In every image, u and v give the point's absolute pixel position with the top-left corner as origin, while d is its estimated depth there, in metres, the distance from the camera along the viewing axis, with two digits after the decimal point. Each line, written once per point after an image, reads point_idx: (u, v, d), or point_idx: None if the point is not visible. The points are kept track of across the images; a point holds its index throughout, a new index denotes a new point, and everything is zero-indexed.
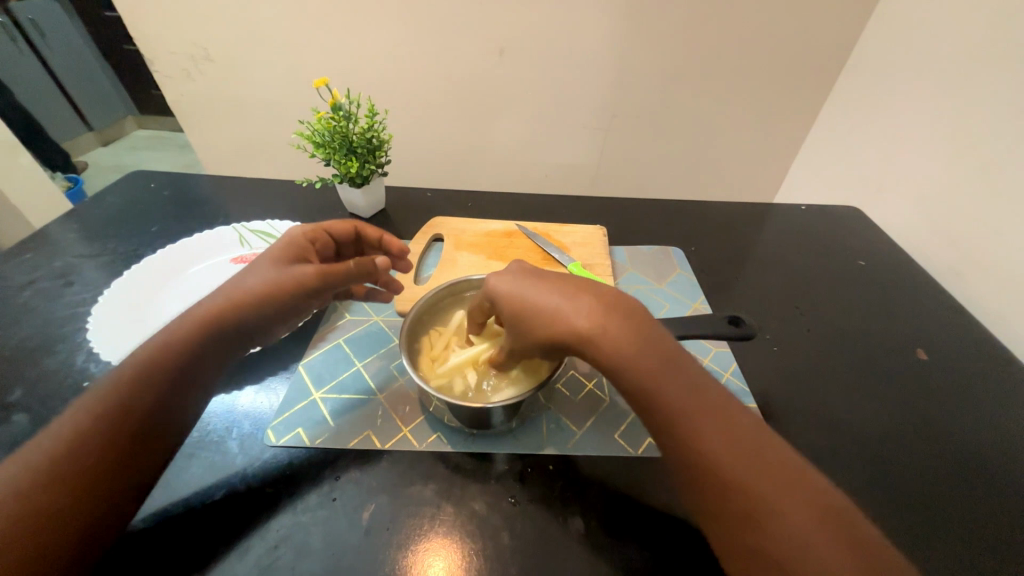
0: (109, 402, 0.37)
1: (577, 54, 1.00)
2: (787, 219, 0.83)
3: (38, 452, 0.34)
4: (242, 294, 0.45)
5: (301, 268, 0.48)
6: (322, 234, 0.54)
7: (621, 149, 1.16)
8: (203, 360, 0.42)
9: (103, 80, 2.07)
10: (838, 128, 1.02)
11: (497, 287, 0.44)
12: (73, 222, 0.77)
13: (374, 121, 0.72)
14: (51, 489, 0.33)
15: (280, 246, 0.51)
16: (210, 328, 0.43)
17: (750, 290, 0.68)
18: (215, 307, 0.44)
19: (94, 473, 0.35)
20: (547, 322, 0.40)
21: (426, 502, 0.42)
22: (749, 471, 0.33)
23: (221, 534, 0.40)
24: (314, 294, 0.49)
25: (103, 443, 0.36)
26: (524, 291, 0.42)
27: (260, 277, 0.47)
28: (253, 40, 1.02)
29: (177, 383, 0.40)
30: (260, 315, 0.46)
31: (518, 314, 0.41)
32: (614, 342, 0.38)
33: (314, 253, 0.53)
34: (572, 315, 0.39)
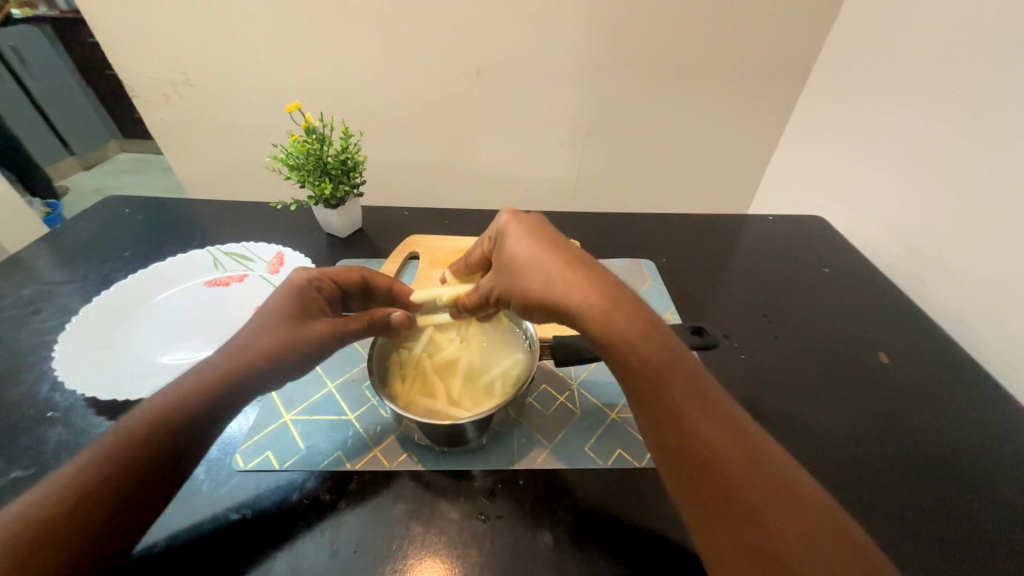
0: (117, 448, 0.37)
1: (552, 74, 1.03)
2: (757, 229, 0.86)
3: (25, 509, 0.33)
4: (260, 353, 0.44)
5: (319, 326, 0.47)
6: (327, 281, 0.52)
7: (597, 165, 1.19)
8: (216, 414, 0.41)
9: (85, 105, 2.12)
10: (803, 141, 1.06)
11: (511, 253, 0.42)
12: (44, 248, 0.76)
13: (349, 142, 0.73)
14: (68, 508, 0.34)
15: (283, 297, 0.48)
16: (221, 389, 0.42)
17: (721, 300, 0.70)
18: (227, 368, 0.43)
19: (84, 531, 0.33)
20: (527, 270, 0.41)
21: (396, 522, 0.42)
22: (720, 448, 0.34)
23: (187, 566, 0.39)
24: (327, 349, 0.48)
25: (97, 496, 0.35)
26: (517, 240, 0.43)
27: (274, 336, 0.45)
28: (234, 65, 1.03)
29: (181, 443, 0.39)
30: (276, 372, 0.45)
31: (511, 270, 0.42)
32: (589, 298, 0.38)
33: (320, 301, 0.50)
34: (553, 268, 0.40)
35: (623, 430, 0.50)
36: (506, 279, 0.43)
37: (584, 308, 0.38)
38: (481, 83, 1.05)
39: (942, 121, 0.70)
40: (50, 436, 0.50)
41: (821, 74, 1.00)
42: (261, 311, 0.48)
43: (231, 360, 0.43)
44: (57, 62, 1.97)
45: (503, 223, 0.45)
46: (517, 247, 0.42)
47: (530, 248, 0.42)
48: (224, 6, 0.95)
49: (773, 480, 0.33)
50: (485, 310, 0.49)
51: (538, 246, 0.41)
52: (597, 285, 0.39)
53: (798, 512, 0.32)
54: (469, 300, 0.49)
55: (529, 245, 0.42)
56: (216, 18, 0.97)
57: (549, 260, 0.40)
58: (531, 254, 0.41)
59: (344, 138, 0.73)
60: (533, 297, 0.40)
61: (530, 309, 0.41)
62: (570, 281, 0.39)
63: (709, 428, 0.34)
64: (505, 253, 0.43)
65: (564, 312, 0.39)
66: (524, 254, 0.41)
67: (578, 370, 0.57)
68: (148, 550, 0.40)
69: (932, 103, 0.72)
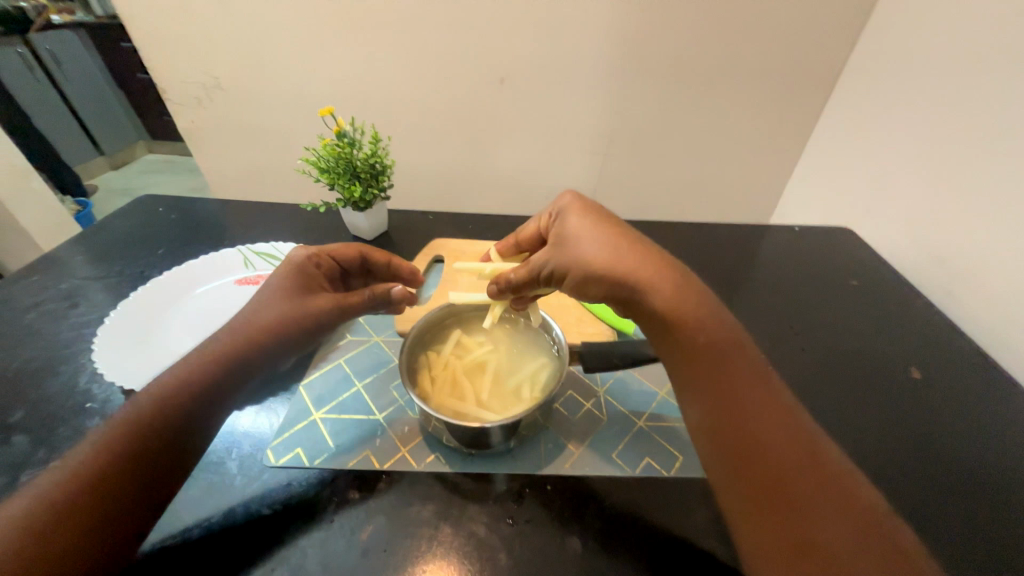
0: (129, 427, 0.38)
1: (573, 82, 1.04)
2: (779, 239, 0.85)
3: (12, 520, 0.32)
4: (265, 328, 0.47)
5: (322, 299, 0.51)
6: (326, 258, 0.55)
7: (617, 172, 1.19)
8: (220, 391, 0.43)
9: (115, 107, 2.22)
10: (827, 150, 1.05)
11: (573, 232, 0.46)
12: (83, 245, 0.78)
13: (377, 146, 0.75)
14: (85, 487, 0.35)
15: (287, 274, 0.52)
16: (230, 364, 0.44)
17: (747, 310, 0.69)
18: (237, 341, 0.45)
19: (104, 507, 0.35)
20: (589, 245, 0.44)
21: (424, 522, 0.42)
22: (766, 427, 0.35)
23: (216, 556, 0.40)
24: (331, 324, 0.52)
25: (112, 475, 0.36)
26: (581, 221, 0.47)
27: (277, 310, 0.48)
28: (263, 71, 1.06)
29: (190, 419, 0.41)
30: (280, 344, 0.47)
31: (571, 244, 0.45)
32: (647, 273, 0.42)
33: (320, 277, 0.54)
34: (614, 247, 0.44)
35: (651, 440, 0.49)
36: (565, 252, 0.45)
37: (642, 281, 0.42)
38: (503, 90, 1.06)
39: (967, 135, 0.69)
40: (89, 427, 0.51)
41: (846, 84, 0.99)
42: (266, 288, 0.51)
43: (238, 333, 0.46)
44: (89, 66, 2.06)
45: (566, 206, 0.49)
46: (579, 227, 0.46)
47: (592, 229, 0.46)
48: (255, 14, 0.98)
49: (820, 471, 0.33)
50: (530, 287, 0.48)
51: (600, 227, 0.46)
52: (654, 264, 0.43)
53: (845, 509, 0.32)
54: (516, 277, 0.48)
55: (592, 226, 0.46)
56: (248, 26, 1.00)
57: (611, 239, 0.45)
58: (594, 232, 0.45)
59: (374, 143, 0.74)
60: (594, 268, 0.43)
61: (588, 279, 0.44)
62: (630, 258, 0.43)
63: (753, 403, 0.37)
64: (566, 232, 0.47)
65: (621, 283, 0.43)
66: (588, 232, 0.45)
67: (604, 377, 0.56)
68: (175, 539, 0.41)
69: (959, 116, 0.71)
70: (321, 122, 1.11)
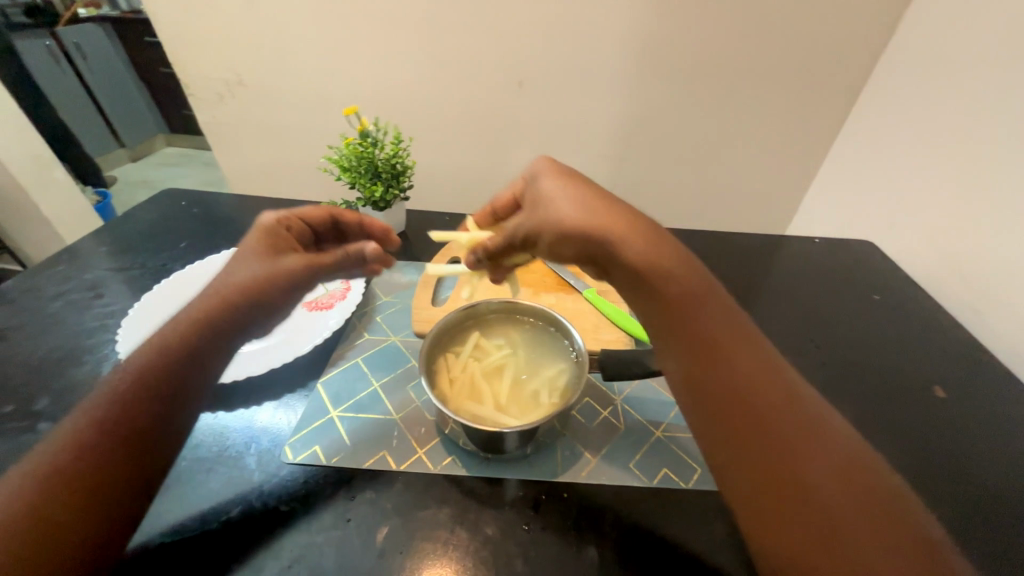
0: (101, 420, 0.38)
1: (592, 87, 1.04)
2: (799, 251, 0.84)
3: None
4: (233, 292, 0.45)
5: (291, 259, 0.49)
6: (296, 220, 0.53)
7: (633, 178, 1.18)
8: (190, 372, 0.42)
9: (137, 100, 2.26)
10: (849, 162, 1.03)
11: (547, 193, 0.44)
12: (107, 236, 0.80)
13: (399, 147, 0.75)
14: (61, 485, 0.35)
15: (257, 237, 0.50)
16: (199, 332, 0.43)
17: (766, 323, 0.68)
18: (206, 305, 0.44)
19: (84, 502, 0.35)
20: (563, 205, 0.42)
21: (440, 525, 0.42)
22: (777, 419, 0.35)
23: (233, 551, 0.40)
24: (305, 285, 0.50)
25: (87, 469, 0.36)
26: (555, 182, 0.44)
27: (245, 271, 0.47)
28: (285, 69, 1.08)
29: (162, 406, 0.40)
30: (249, 305, 0.45)
31: (545, 206, 0.43)
32: (628, 235, 0.40)
33: (290, 238, 0.52)
34: (591, 206, 0.41)
35: (670, 451, 0.49)
36: (540, 215, 0.43)
37: (623, 242, 0.40)
38: (521, 93, 1.06)
39: (996, 151, 0.68)
40: None
41: (871, 94, 0.98)
42: (236, 253, 0.49)
43: (206, 298, 0.45)
44: (113, 59, 2.10)
45: (540, 168, 0.46)
46: (554, 187, 0.44)
47: (568, 188, 0.43)
48: (281, 13, 0.99)
49: (840, 471, 0.33)
50: (508, 252, 0.49)
51: (576, 187, 0.43)
52: (635, 226, 0.41)
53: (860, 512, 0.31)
54: (494, 243, 0.49)
55: (567, 186, 0.43)
56: (273, 25, 1.01)
57: (587, 198, 0.42)
58: (569, 192, 0.43)
59: (395, 144, 0.74)
60: (570, 228, 0.41)
61: (564, 240, 0.42)
62: (609, 218, 0.41)
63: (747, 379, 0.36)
64: (541, 194, 0.44)
65: (601, 244, 0.40)
66: (563, 192, 0.43)
67: (622, 386, 0.56)
68: (181, 536, 0.41)
69: (988, 132, 0.69)
70: (344, 122, 1.12)
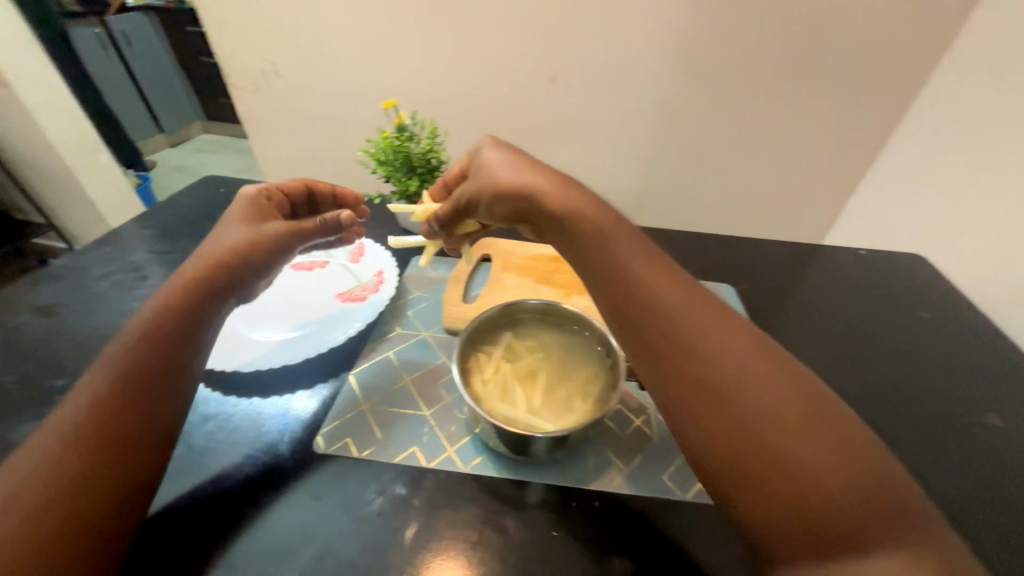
0: (109, 388, 0.39)
1: (628, 85, 1.01)
2: (842, 263, 0.81)
3: (13, 493, 0.34)
4: (225, 253, 0.48)
5: (274, 224, 0.52)
6: (276, 191, 0.58)
7: (665, 179, 1.15)
8: (188, 330, 0.44)
9: (177, 87, 2.32)
10: (898, 170, 0.98)
11: (488, 161, 0.47)
12: (150, 219, 0.83)
13: (434, 141, 0.75)
14: (74, 454, 0.36)
15: (242, 205, 0.54)
16: (201, 290, 0.46)
17: (806, 336, 0.66)
18: (202, 267, 0.47)
19: (99, 467, 0.36)
20: (501, 172, 0.45)
21: (470, 526, 0.42)
22: (747, 373, 0.33)
23: (267, 536, 0.41)
24: (288, 249, 0.53)
25: (99, 436, 0.37)
26: (494, 153, 0.47)
27: (235, 235, 0.50)
28: (322, 60, 1.09)
29: (164, 367, 0.42)
30: (245, 267, 0.49)
31: (486, 173, 0.46)
32: (560, 195, 0.42)
33: (271, 207, 0.56)
34: (525, 171, 0.45)
35: None
36: (481, 181, 0.46)
37: (553, 200, 0.42)
38: (555, 90, 1.04)
39: None
40: None
41: (928, 100, 0.92)
42: (222, 220, 0.53)
43: (202, 261, 0.47)
44: (156, 47, 2.16)
45: (481, 142, 0.49)
46: (493, 156, 0.47)
47: (504, 157, 0.46)
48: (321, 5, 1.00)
49: (813, 411, 0.32)
50: (456, 219, 0.51)
51: (512, 156, 0.46)
52: (565, 187, 0.43)
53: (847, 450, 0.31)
54: (444, 212, 0.51)
55: (504, 155, 0.46)
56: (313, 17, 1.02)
57: (522, 165, 0.45)
58: (506, 160, 0.46)
59: (431, 138, 0.74)
60: (506, 189, 0.44)
61: (502, 201, 0.45)
62: (543, 181, 0.43)
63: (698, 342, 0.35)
64: (482, 162, 0.47)
65: (536, 206, 0.43)
66: (500, 160, 0.46)
67: None
68: (216, 517, 0.42)
69: None
70: (384, 116, 1.13)
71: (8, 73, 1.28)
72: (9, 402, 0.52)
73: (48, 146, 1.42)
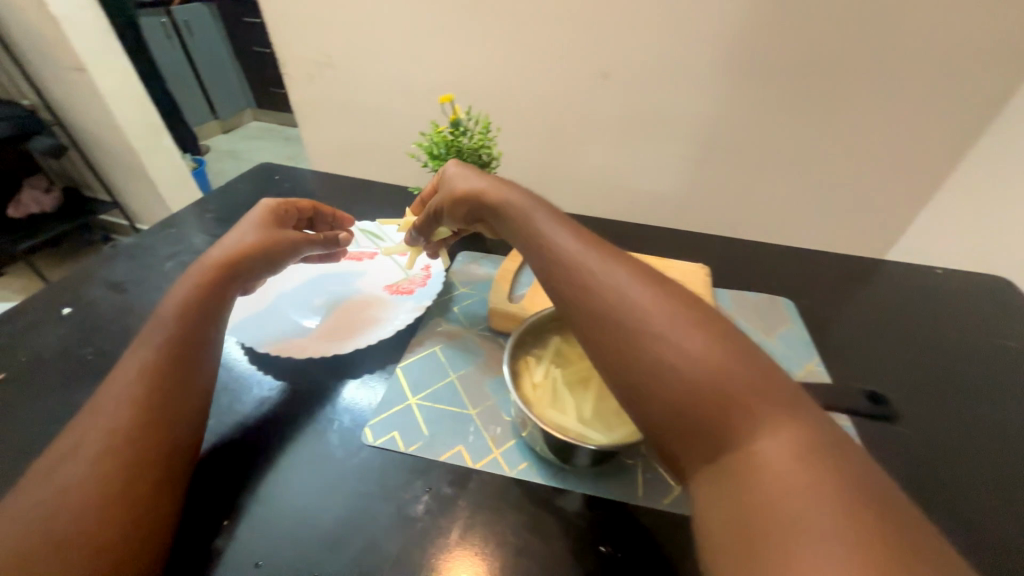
0: (152, 357, 0.44)
1: (684, 82, 0.96)
2: (913, 284, 0.75)
3: (84, 448, 0.38)
4: (247, 255, 0.55)
5: (289, 236, 0.60)
6: (294, 207, 0.65)
7: (717, 184, 1.09)
8: (210, 307, 0.50)
9: (231, 75, 2.42)
10: (983, 186, 0.89)
11: (449, 174, 0.56)
12: (210, 204, 0.86)
13: (486, 136, 0.74)
14: (128, 412, 0.40)
15: (264, 213, 0.60)
16: (223, 282, 0.52)
17: (872, 360, 0.62)
18: (229, 263, 0.53)
19: (150, 420, 0.41)
20: (457, 179, 0.54)
21: (516, 533, 0.41)
22: (631, 298, 0.35)
23: (318, 523, 0.41)
24: (291, 259, 0.61)
25: (146, 394, 0.42)
26: (452, 167, 0.57)
27: (259, 241, 0.57)
28: (375, 52, 1.10)
29: (193, 336, 0.47)
30: (259, 269, 0.56)
31: (446, 183, 0.56)
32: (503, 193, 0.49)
33: (286, 219, 0.63)
34: (476, 176, 0.53)
35: None
36: (444, 190, 0.55)
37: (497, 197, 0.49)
38: (606, 86, 1.00)
39: None
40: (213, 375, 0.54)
41: None
42: (245, 222, 0.59)
43: (230, 258, 0.53)
44: (215, 36, 2.26)
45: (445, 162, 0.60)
46: (452, 169, 0.56)
47: (459, 169, 0.56)
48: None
49: (746, 367, 0.32)
50: (429, 225, 0.60)
51: (466, 168, 0.55)
52: (507, 186, 0.50)
53: (723, 342, 0.33)
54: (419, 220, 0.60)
55: (459, 168, 0.56)
56: (369, 8, 1.03)
57: (474, 173, 0.54)
58: (461, 171, 0.55)
59: (484, 133, 0.73)
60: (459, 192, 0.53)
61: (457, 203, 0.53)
62: (487, 183, 0.51)
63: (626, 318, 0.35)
64: (444, 175, 0.57)
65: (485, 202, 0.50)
66: (457, 171, 0.55)
67: None
68: (269, 500, 0.43)
69: None
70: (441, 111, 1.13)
71: (87, 60, 1.36)
72: (83, 373, 0.55)
73: (117, 129, 1.51)
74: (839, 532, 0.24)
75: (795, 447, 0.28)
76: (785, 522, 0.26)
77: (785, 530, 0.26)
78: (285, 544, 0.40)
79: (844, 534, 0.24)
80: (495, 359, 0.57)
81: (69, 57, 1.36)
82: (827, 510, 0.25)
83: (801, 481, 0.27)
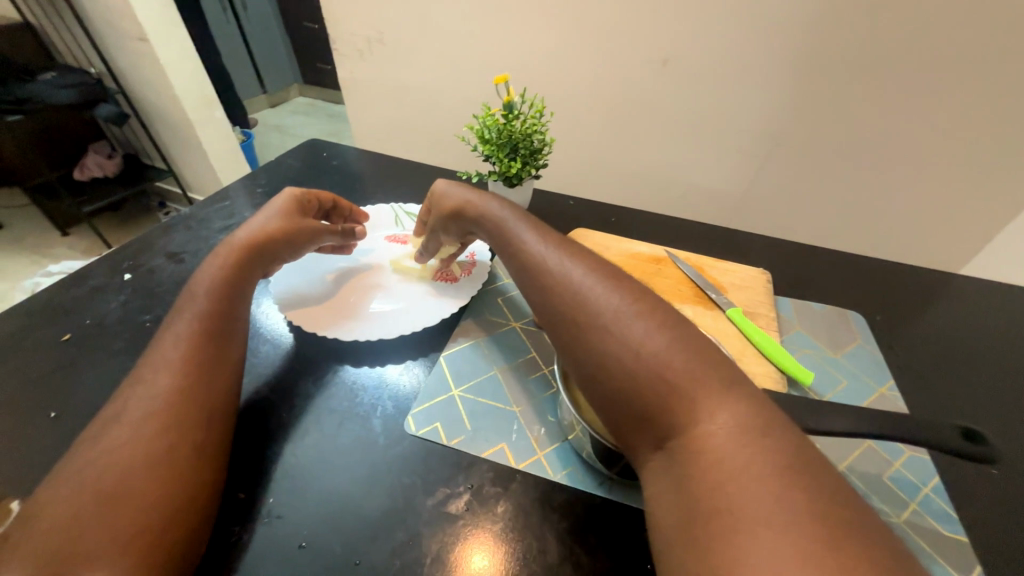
0: (189, 326, 0.46)
1: (752, 73, 0.88)
2: (997, 308, 0.68)
3: (132, 410, 0.39)
4: (265, 240, 0.55)
5: (308, 224, 0.60)
6: (315, 198, 0.65)
7: (777, 183, 1.01)
8: (237, 288, 0.51)
9: (280, 49, 2.45)
10: None
11: (438, 191, 0.61)
12: (260, 177, 0.87)
13: (540, 121, 0.71)
14: (171, 375, 0.42)
15: (287, 201, 0.61)
16: (243, 265, 0.53)
17: (949, 389, 0.56)
18: (249, 245, 0.54)
19: (189, 384, 0.42)
20: (448, 193, 0.59)
21: (558, 539, 0.40)
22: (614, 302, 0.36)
23: (360, 509, 0.41)
24: (309, 248, 0.61)
25: (185, 360, 0.43)
26: (441, 183, 0.62)
27: (280, 227, 0.57)
28: (426, 30, 1.07)
29: (224, 311, 0.48)
30: (275, 253, 0.56)
31: (437, 198, 0.60)
32: (490, 206, 0.54)
33: (308, 210, 0.63)
34: (464, 190, 0.58)
35: None
36: (437, 204, 0.60)
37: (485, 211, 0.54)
38: (665, 73, 0.94)
39: None
40: (261, 350, 0.54)
41: None
42: (268, 209, 0.60)
43: (250, 241, 0.54)
44: (267, 9, 2.28)
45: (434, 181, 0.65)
46: (442, 185, 0.61)
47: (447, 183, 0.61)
48: None
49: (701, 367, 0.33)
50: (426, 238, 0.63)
51: (453, 183, 0.60)
52: (492, 201, 0.55)
53: (660, 328, 0.35)
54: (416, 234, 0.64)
55: (447, 183, 0.61)
56: None
57: (461, 187, 0.59)
58: (449, 185, 0.60)
59: (537, 118, 0.70)
60: (452, 206, 0.57)
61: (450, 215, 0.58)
62: (475, 196, 0.56)
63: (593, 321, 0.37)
64: (434, 191, 0.61)
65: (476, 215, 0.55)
66: (445, 186, 0.60)
67: None
68: (310, 480, 0.43)
69: None
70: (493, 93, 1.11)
71: (149, 30, 1.39)
72: (140, 337, 0.57)
73: (174, 100, 1.56)
74: (779, 510, 0.25)
75: (745, 440, 0.29)
76: (728, 508, 0.26)
77: (728, 514, 0.26)
78: (328, 529, 0.40)
79: (794, 525, 0.24)
80: (539, 356, 0.56)
81: (133, 27, 1.40)
82: (767, 488, 0.26)
83: (745, 462, 0.28)
